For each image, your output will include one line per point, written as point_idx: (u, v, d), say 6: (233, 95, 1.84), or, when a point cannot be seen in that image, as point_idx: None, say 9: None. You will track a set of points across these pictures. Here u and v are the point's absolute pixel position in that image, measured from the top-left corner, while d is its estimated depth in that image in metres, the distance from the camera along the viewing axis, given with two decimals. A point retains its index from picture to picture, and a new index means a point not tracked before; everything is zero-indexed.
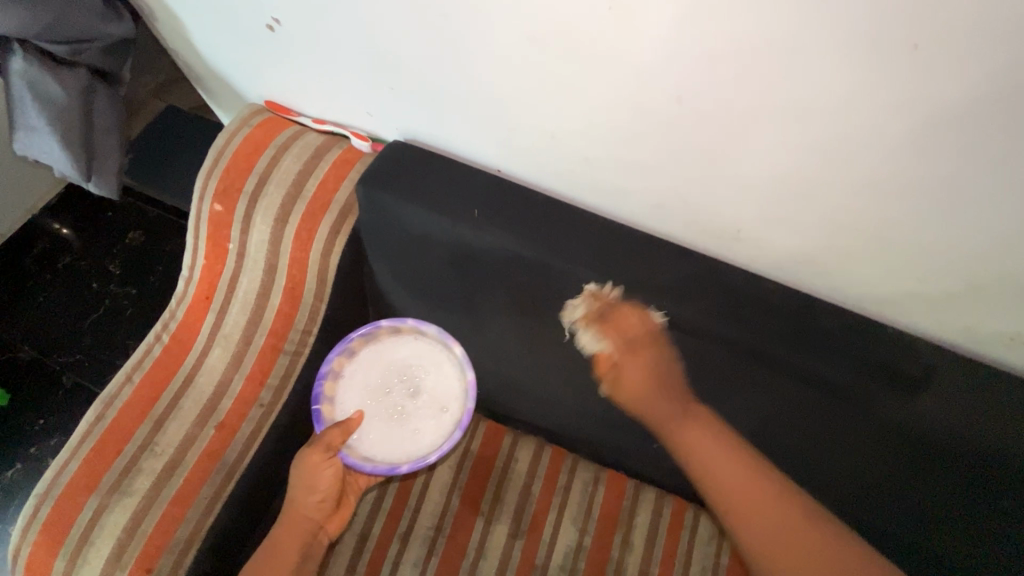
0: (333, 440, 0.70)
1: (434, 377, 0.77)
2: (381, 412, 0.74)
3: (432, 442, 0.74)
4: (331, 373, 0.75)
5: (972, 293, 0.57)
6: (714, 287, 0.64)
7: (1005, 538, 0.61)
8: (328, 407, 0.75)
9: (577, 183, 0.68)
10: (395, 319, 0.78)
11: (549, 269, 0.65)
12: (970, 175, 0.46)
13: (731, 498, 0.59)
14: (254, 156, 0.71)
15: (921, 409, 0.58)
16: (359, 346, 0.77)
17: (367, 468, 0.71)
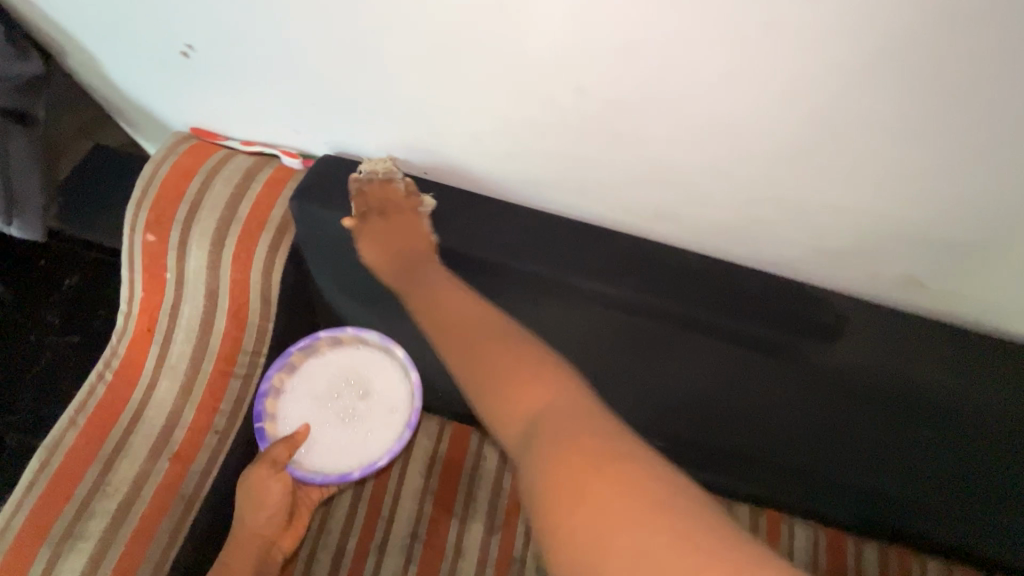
0: (279, 456, 0.71)
1: (379, 382, 0.81)
2: (328, 423, 0.78)
3: (383, 445, 0.79)
4: (271, 391, 0.76)
5: (872, 243, 0.63)
6: (644, 264, 0.68)
7: (916, 434, 0.72)
8: (270, 425, 0.76)
9: (507, 179, 0.71)
10: (333, 330, 0.80)
11: (489, 263, 0.67)
12: (848, 135, 0.51)
13: (476, 342, 0.56)
14: (185, 183, 0.70)
15: (838, 352, 0.65)
16: (299, 360, 0.79)
17: (318, 480, 0.74)
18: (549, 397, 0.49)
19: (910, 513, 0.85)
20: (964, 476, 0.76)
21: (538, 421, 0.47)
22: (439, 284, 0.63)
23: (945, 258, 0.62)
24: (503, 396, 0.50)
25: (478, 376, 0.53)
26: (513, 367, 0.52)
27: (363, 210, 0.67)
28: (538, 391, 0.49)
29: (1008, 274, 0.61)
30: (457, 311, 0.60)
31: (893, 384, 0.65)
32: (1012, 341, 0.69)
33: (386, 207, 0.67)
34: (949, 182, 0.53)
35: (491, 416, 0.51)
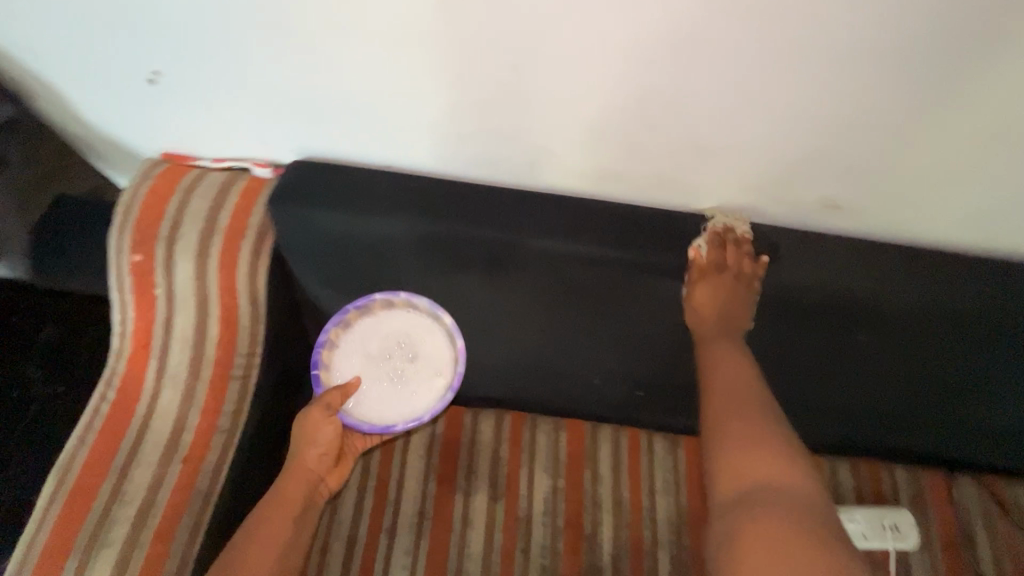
0: (333, 401, 0.80)
1: (428, 344, 0.86)
2: (379, 378, 0.85)
3: (427, 404, 0.85)
4: (328, 343, 0.84)
5: (790, 175, 0.72)
6: (595, 220, 0.76)
7: (858, 339, 0.81)
8: (325, 373, 0.85)
9: (463, 162, 0.77)
10: (388, 294, 0.84)
11: (457, 237, 0.74)
12: (749, 76, 0.60)
13: (731, 402, 0.67)
14: (164, 203, 0.75)
15: (769, 272, 0.75)
16: (355, 317, 0.85)
17: (365, 429, 0.83)
18: (776, 472, 0.59)
19: (864, 418, 0.96)
20: (903, 373, 0.87)
21: (757, 493, 0.58)
22: (720, 355, 0.73)
23: (853, 178, 0.71)
24: (732, 450, 0.62)
25: (717, 428, 0.65)
26: (753, 442, 0.62)
27: (715, 260, 0.75)
28: (775, 469, 0.59)
29: (905, 183, 0.71)
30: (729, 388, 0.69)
31: (824, 293, 0.75)
32: (920, 249, 0.78)
33: (730, 265, 0.75)
34: (840, 106, 0.62)
35: (717, 470, 0.62)
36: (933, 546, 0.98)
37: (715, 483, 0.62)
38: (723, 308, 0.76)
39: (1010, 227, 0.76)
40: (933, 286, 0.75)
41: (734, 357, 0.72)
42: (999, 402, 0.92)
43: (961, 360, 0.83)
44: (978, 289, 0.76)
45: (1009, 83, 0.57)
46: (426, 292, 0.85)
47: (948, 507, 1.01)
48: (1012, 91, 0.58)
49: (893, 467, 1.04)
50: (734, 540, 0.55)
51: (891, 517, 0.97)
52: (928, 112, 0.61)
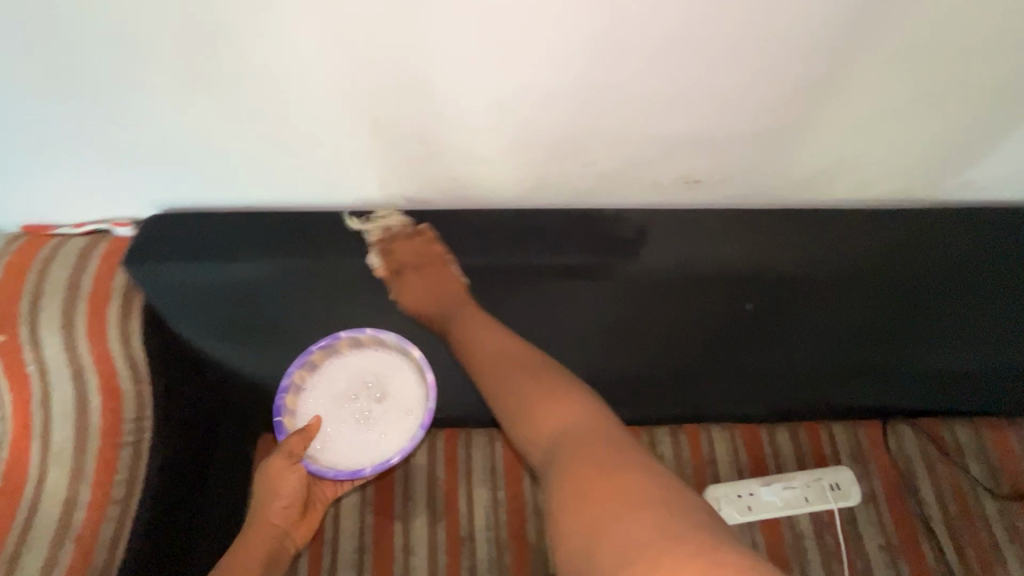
0: (294, 447, 0.81)
1: (397, 382, 0.89)
2: (348, 419, 0.88)
3: (395, 444, 0.87)
4: (293, 387, 0.87)
5: (649, 156, 0.71)
6: (462, 231, 0.77)
7: (749, 308, 0.81)
8: (290, 417, 0.87)
9: (327, 191, 0.76)
10: (353, 332, 0.86)
11: (326, 265, 0.74)
12: (570, 67, 0.59)
13: (504, 364, 0.70)
14: (19, 278, 0.71)
15: (642, 258, 0.73)
16: (320, 359, 0.87)
17: (331, 474, 0.85)
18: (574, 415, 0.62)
19: (782, 381, 0.95)
20: (803, 333, 0.86)
21: (563, 438, 0.60)
22: (472, 326, 0.76)
23: (711, 152, 0.70)
24: (535, 416, 0.64)
25: (511, 396, 0.67)
26: (545, 399, 0.64)
27: (395, 264, 0.77)
28: (563, 420, 0.62)
29: (763, 149, 0.70)
30: (493, 352, 0.72)
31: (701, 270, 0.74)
32: (791, 210, 0.78)
33: (412, 263, 0.77)
34: (671, 83, 0.61)
35: (525, 436, 0.65)
36: (878, 498, 0.98)
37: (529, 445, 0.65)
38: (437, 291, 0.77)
39: (878, 177, 0.76)
40: (806, 243, 0.75)
41: (488, 326, 0.75)
42: (911, 353, 0.90)
43: (858, 316, 0.84)
44: (853, 236, 0.76)
45: (824, 40, 0.57)
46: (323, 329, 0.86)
47: (889, 458, 1.01)
48: (829, 47, 0.58)
49: (829, 424, 1.04)
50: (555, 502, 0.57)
51: (830, 476, 0.98)
52: (758, 78, 0.61)
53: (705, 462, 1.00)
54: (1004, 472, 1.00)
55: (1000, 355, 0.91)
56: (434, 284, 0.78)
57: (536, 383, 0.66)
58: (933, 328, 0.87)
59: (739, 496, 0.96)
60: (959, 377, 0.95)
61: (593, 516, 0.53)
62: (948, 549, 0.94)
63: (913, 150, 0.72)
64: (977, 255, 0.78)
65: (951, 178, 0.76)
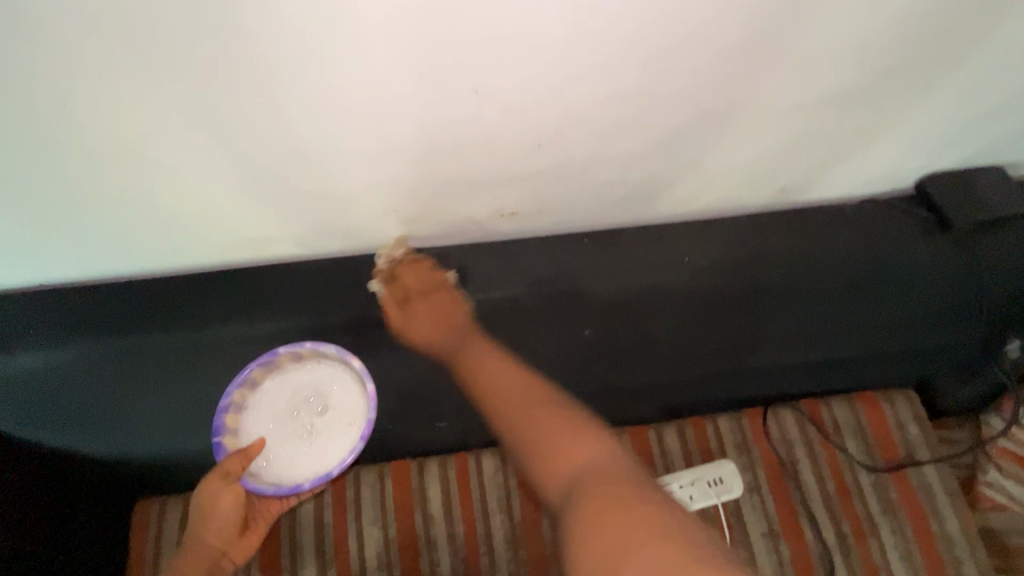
0: (232, 467, 0.69)
1: (340, 394, 0.74)
2: (288, 435, 0.73)
3: (337, 459, 0.72)
4: (233, 407, 0.73)
5: (461, 196, 0.68)
6: (288, 288, 0.74)
7: (599, 335, 0.82)
8: (231, 438, 0.72)
9: (137, 258, 0.71)
10: (292, 346, 0.72)
11: (141, 347, 0.70)
12: (347, 118, 0.55)
13: (515, 391, 0.64)
14: None
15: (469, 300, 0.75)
16: (260, 375, 0.74)
17: (269, 491, 0.71)
18: (592, 452, 0.56)
19: (651, 393, 0.94)
20: (661, 347, 0.86)
21: (585, 475, 0.53)
22: (484, 355, 0.70)
23: (522, 186, 0.68)
24: (548, 445, 0.58)
25: (517, 430, 0.61)
26: (559, 428, 0.59)
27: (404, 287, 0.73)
28: (582, 446, 0.57)
29: (573, 179, 0.69)
30: (511, 387, 0.65)
31: (535, 299, 0.75)
32: (615, 231, 0.80)
33: (416, 290, 0.73)
34: (458, 125, 0.58)
35: (532, 468, 0.59)
36: (761, 487, 1.00)
37: (543, 481, 0.58)
38: (428, 325, 0.72)
39: (698, 191, 0.76)
40: (629, 264, 0.77)
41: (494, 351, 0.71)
42: (779, 351, 0.91)
43: (713, 326, 0.85)
44: (669, 256, 0.78)
45: (587, 84, 0.56)
46: (156, 411, 0.78)
47: (771, 446, 1.03)
48: (594, 90, 0.56)
49: (714, 417, 1.06)
50: (575, 546, 0.48)
51: (712, 472, 1.00)
52: (537, 120, 0.59)
53: None
54: (879, 449, 1.03)
55: (868, 343, 0.93)
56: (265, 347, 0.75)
57: (551, 415, 0.60)
58: (798, 327, 0.88)
59: None
60: (826, 366, 0.98)
61: (614, 550, 0.46)
62: (825, 529, 0.98)
63: (725, 165, 0.72)
64: (799, 262, 0.81)
65: (767, 183, 0.77)
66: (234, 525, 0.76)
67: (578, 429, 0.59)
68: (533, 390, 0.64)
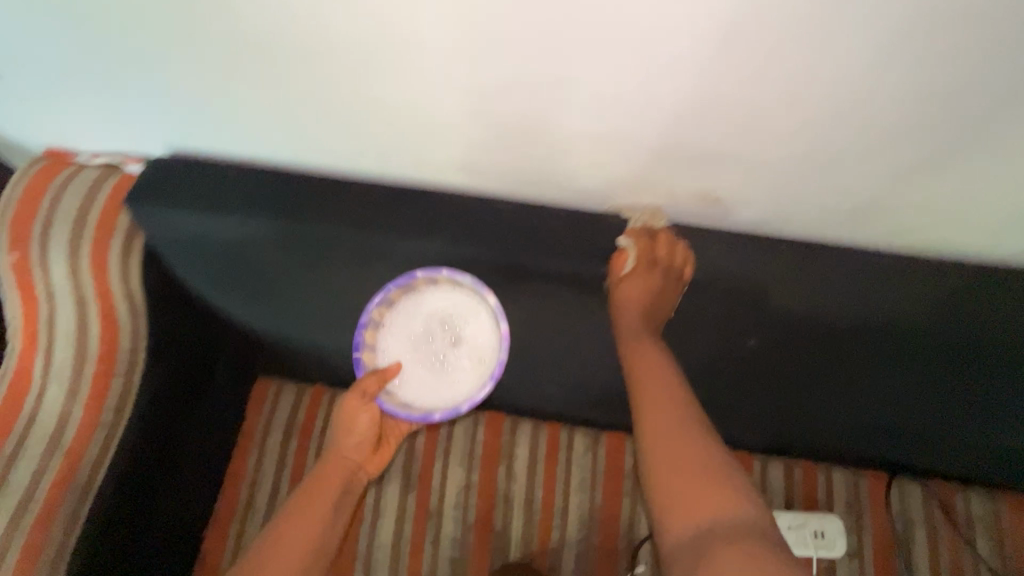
0: (369, 387, 0.79)
1: (471, 327, 0.80)
2: (420, 360, 0.81)
3: (464, 391, 0.80)
4: (371, 324, 0.80)
5: (670, 167, 0.65)
6: (461, 218, 0.73)
7: (752, 341, 0.77)
8: (369, 353, 0.81)
9: (333, 156, 0.73)
10: (428, 273, 0.75)
11: (317, 237, 0.72)
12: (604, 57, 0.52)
13: (655, 392, 0.64)
14: (42, 211, 0.75)
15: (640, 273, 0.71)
16: (397, 296, 0.79)
17: (403, 414, 0.80)
18: (726, 496, 0.55)
19: (779, 419, 0.89)
20: (811, 373, 0.80)
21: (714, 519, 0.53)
22: (642, 345, 0.69)
23: (732, 171, 0.64)
24: (680, 468, 0.58)
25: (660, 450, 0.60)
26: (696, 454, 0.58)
27: (648, 255, 0.71)
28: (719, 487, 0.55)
29: (795, 175, 0.63)
30: (655, 384, 0.64)
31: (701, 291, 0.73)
32: (813, 245, 0.73)
33: (659, 265, 0.71)
34: (709, 88, 0.54)
35: (663, 503, 0.57)
36: (865, 555, 0.93)
37: (662, 511, 0.57)
38: (652, 300, 0.72)
39: (923, 219, 0.68)
40: (817, 285, 0.71)
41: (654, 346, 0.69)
42: (946, 417, 0.83)
43: (880, 368, 0.78)
44: (870, 281, 0.71)
45: (877, 80, 0.51)
46: (313, 299, 0.83)
47: (888, 518, 0.95)
48: (875, 87, 0.52)
49: (831, 469, 0.98)
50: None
51: (815, 522, 0.93)
52: (793, 108, 0.55)
53: None
54: (1014, 558, 0.92)
55: None
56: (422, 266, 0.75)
57: (690, 435, 0.60)
58: (982, 396, 0.79)
59: None
60: (992, 453, 0.87)
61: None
62: None
63: (967, 198, 0.64)
64: (1006, 335, 0.71)
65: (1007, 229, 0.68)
66: (369, 440, 0.89)
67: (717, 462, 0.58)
68: (678, 396, 0.63)
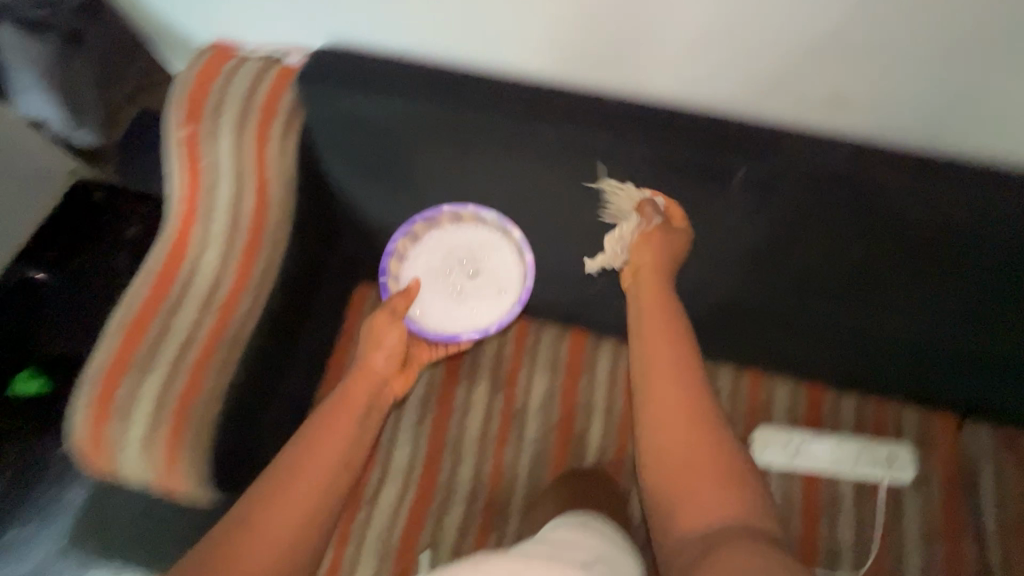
0: (398, 304, 0.89)
1: (491, 261, 0.96)
2: (443, 289, 0.95)
3: (487, 317, 0.94)
4: (397, 255, 0.95)
5: (802, 65, 0.72)
6: (597, 109, 0.80)
7: (853, 245, 0.82)
8: (393, 281, 0.96)
9: (482, 49, 0.81)
10: (456, 208, 0.92)
11: (464, 121, 0.80)
12: None
13: (661, 381, 0.76)
14: (210, 91, 0.84)
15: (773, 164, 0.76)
16: (422, 230, 0.95)
17: (431, 334, 0.93)
18: (717, 493, 0.66)
19: (859, 334, 0.95)
20: (906, 283, 0.86)
21: (706, 516, 0.64)
22: (655, 321, 0.80)
23: (858, 69, 0.71)
24: (674, 470, 0.69)
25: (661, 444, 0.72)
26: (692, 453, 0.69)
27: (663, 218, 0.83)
28: (709, 481, 0.67)
29: (921, 71, 0.69)
30: (659, 375, 0.76)
31: (822, 193, 0.77)
32: (930, 158, 0.77)
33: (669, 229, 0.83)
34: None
35: (666, 502, 0.68)
36: (932, 486, 0.97)
37: (658, 511, 0.69)
38: (665, 253, 0.83)
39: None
40: (934, 189, 0.75)
41: (666, 319, 0.81)
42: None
43: (973, 284, 0.83)
44: (978, 194, 0.75)
45: None
46: (443, 188, 0.91)
47: (957, 452, 0.99)
48: None
49: (902, 404, 1.02)
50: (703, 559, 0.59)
51: (886, 447, 0.98)
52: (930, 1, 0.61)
53: (759, 408, 1.04)
54: None
55: None
56: (554, 160, 0.82)
57: (686, 432, 0.71)
58: None
59: (788, 441, 0.99)
60: None
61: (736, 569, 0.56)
62: (992, 548, 0.93)
63: None
64: None
65: None
66: (397, 356, 0.90)
67: (710, 456, 0.69)
68: (679, 385, 0.75)
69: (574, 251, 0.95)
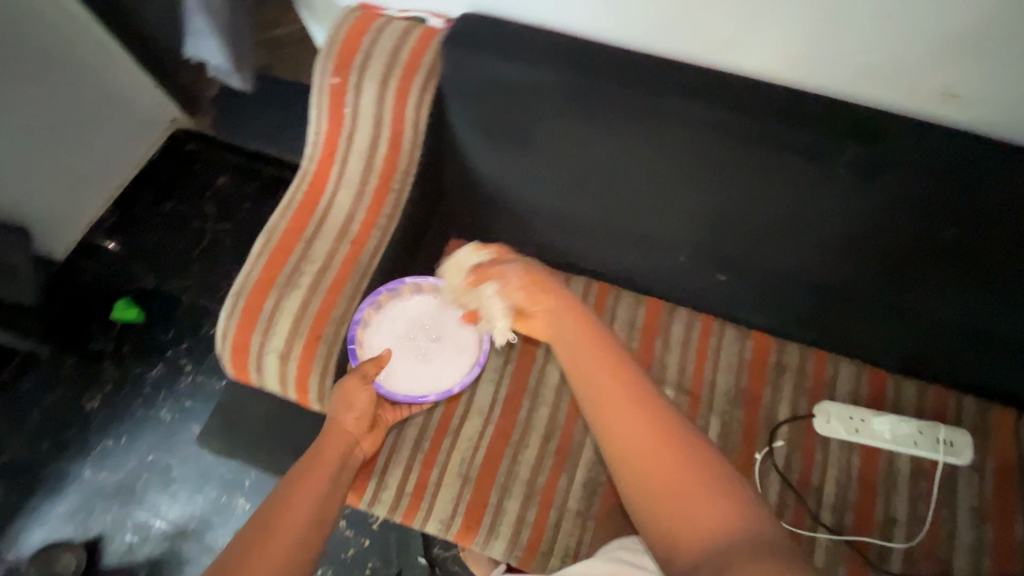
0: (368, 369, 0.86)
1: (453, 327, 0.97)
2: (407, 354, 0.94)
3: (454, 377, 0.95)
4: (363, 322, 0.94)
5: (915, 54, 0.78)
6: (711, 85, 0.88)
7: (949, 229, 0.87)
8: (361, 347, 0.93)
9: (609, 22, 0.91)
10: (417, 279, 0.96)
11: (590, 88, 0.88)
12: None
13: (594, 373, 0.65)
14: (359, 44, 0.94)
15: (875, 150, 0.83)
16: (385, 300, 0.96)
17: (399, 396, 0.90)
18: (703, 494, 0.56)
19: (933, 321, 1.00)
20: (991, 275, 0.90)
21: (697, 519, 0.55)
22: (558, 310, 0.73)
23: (969, 62, 0.77)
24: (647, 471, 0.58)
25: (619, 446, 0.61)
26: (661, 448, 0.59)
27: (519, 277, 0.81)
28: (692, 482, 0.56)
29: None
30: (589, 362, 0.66)
31: (925, 176, 0.82)
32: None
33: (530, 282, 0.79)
34: None
35: (660, 533, 0.56)
36: (987, 471, 1.02)
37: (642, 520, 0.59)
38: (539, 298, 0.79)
39: None
40: None
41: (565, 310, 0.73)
42: None
43: None
44: None
45: None
46: (552, 153, 0.99)
47: (1013, 441, 1.04)
48: None
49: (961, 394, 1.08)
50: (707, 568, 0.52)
51: (947, 432, 1.03)
52: None
53: (824, 384, 1.09)
54: None
55: None
56: (666, 131, 0.89)
57: (643, 423, 0.60)
58: None
59: (851, 417, 1.05)
60: None
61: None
62: None
63: None
64: None
65: None
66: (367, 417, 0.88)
67: (683, 451, 0.58)
68: (612, 375, 0.64)
69: (665, 221, 1.03)
